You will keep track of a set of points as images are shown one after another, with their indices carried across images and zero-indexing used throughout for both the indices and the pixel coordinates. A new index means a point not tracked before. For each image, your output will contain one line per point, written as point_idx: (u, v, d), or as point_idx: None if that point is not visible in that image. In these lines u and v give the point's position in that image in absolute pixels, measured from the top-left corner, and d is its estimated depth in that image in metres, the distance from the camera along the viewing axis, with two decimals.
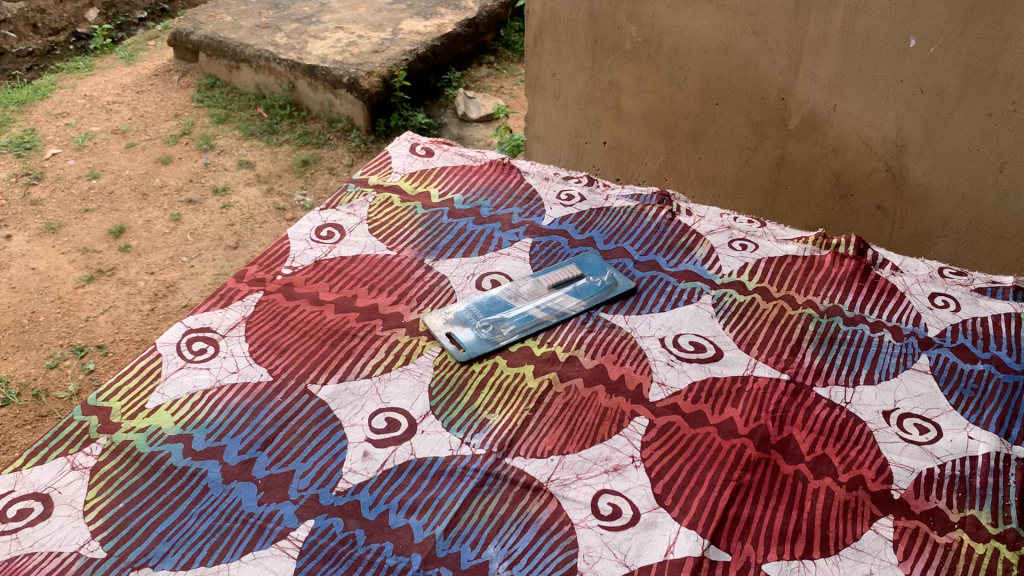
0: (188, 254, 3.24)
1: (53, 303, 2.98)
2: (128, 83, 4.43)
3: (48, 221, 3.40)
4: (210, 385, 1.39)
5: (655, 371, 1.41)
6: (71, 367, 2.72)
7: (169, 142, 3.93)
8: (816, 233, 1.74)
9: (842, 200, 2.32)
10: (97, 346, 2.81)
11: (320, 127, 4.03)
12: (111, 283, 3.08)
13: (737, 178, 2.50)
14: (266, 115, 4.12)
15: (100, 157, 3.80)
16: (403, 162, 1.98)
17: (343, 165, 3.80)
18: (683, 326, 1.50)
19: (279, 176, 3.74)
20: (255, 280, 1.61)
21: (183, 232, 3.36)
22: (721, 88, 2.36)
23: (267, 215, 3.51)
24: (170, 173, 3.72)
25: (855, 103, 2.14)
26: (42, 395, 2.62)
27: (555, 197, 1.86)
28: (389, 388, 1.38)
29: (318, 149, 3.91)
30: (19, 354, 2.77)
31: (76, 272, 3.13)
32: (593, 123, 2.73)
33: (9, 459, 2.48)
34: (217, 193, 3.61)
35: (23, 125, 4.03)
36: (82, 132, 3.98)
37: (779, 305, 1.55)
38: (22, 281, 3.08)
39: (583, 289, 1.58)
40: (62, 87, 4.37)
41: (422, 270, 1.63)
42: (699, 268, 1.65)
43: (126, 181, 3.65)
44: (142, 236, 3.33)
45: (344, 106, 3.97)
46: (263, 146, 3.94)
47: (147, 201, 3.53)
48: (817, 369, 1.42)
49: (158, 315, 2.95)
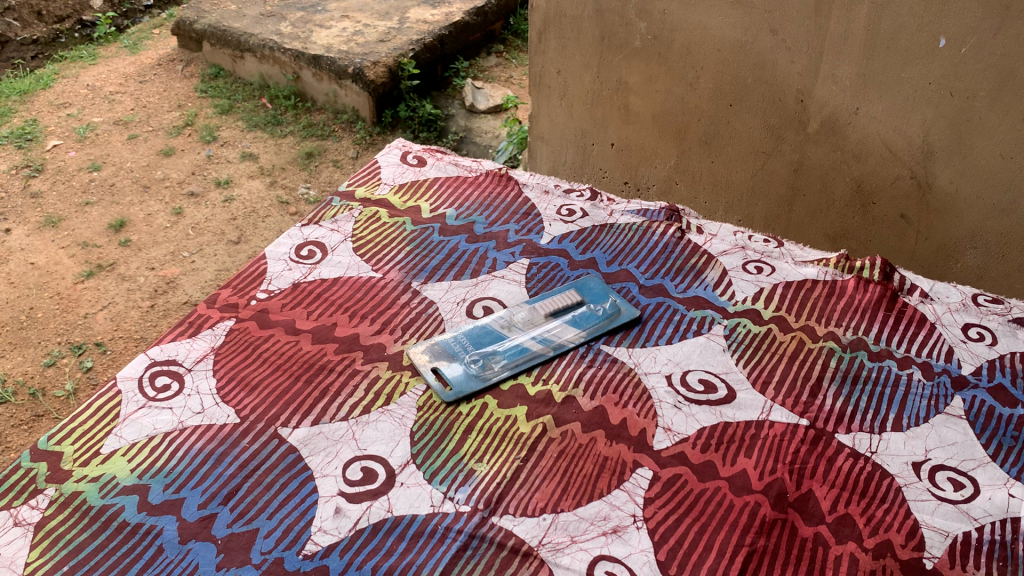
0: (188, 249, 3.13)
1: (51, 299, 2.87)
2: (132, 73, 4.31)
3: (47, 215, 3.28)
4: (172, 428, 1.27)
5: (661, 415, 1.27)
6: (69, 366, 2.62)
7: (171, 134, 3.81)
8: (839, 255, 1.60)
9: (862, 208, 2.18)
10: (96, 343, 2.70)
11: (324, 119, 3.90)
12: (111, 279, 2.97)
13: (753, 183, 2.35)
14: (271, 106, 3.99)
15: (101, 149, 3.69)
16: (393, 172, 1.84)
17: (348, 158, 3.68)
18: (691, 361, 1.37)
19: (283, 169, 3.61)
20: (227, 305, 1.48)
21: (184, 226, 3.25)
22: (735, 88, 2.22)
23: (270, 208, 3.39)
24: (171, 165, 3.60)
25: (878, 107, 2.00)
26: (40, 394, 2.52)
27: (555, 212, 1.72)
28: (366, 432, 1.25)
29: (322, 141, 3.79)
30: (16, 351, 2.67)
31: (75, 268, 3.01)
32: (600, 124, 2.59)
33: (4, 460, 2.39)
34: (219, 185, 3.49)
35: (25, 116, 3.91)
36: (84, 123, 3.87)
37: (797, 338, 1.42)
38: (21, 276, 2.97)
39: (582, 317, 1.45)
40: (65, 77, 4.26)
41: (408, 295, 1.50)
42: (710, 293, 1.51)
43: (127, 173, 3.53)
44: (143, 230, 3.22)
45: (349, 97, 3.84)
46: (268, 137, 3.82)
47: (149, 194, 3.41)
48: (839, 413, 1.29)
49: (157, 312, 2.84)
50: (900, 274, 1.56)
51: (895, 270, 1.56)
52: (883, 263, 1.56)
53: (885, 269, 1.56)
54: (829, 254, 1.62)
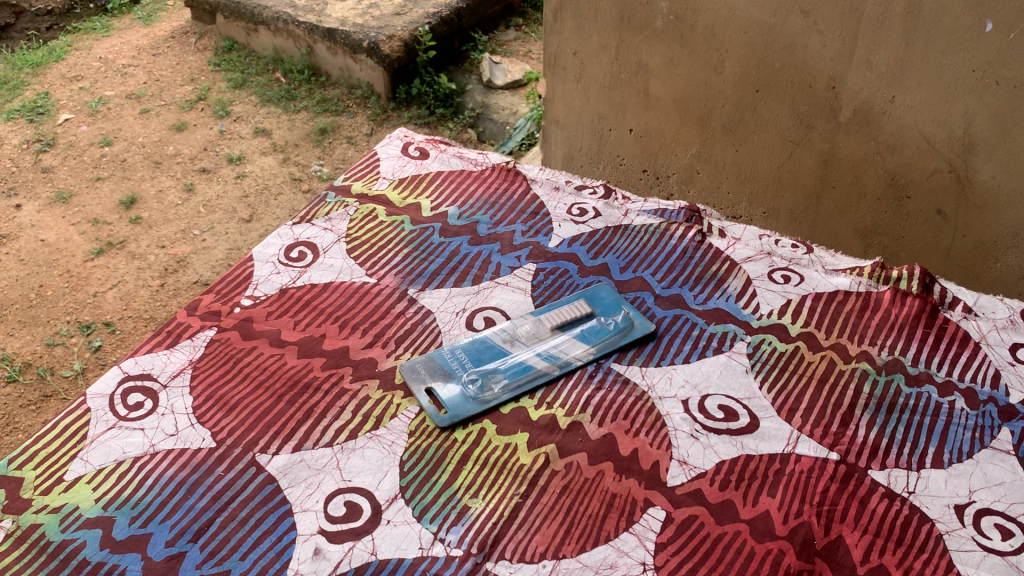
0: (199, 227, 3.03)
1: (61, 277, 2.79)
2: (144, 45, 4.19)
3: (58, 191, 3.19)
4: (142, 452, 1.17)
5: (676, 446, 1.16)
6: (78, 346, 2.55)
7: (184, 108, 3.70)
8: (874, 263, 1.47)
9: (896, 203, 2.02)
10: (105, 323, 2.63)
11: (339, 94, 3.77)
12: (121, 257, 2.88)
13: (779, 174, 2.20)
14: (284, 80, 3.86)
15: (113, 123, 3.58)
16: (393, 165, 1.72)
17: (362, 134, 3.55)
18: (711, 384, 1.25)
19: (296, 145, 3.49)
20: (208, 312, 1.38)
21: (196, 204, 3.15)
22: (763, 73, 2.06)
23: (283, 186, 3.28)
24: (183, 141, 3.49)
25: (917, 95, 1.84)
26: (47, 373, 2.46)
27: (565, 212, 1.59)
28: (352, 461, 1.14)
29: (337, 117, 3.65)
30: (24, 331, 2.60)
31: (86, 245, 2.92)
32: (619, 109, 2.44)
33: (13, 441, 2.33)
34: (231, 162, 3.38)
35: (37, 89, 3.82)
36: (96, 97, 3.76)
37: (827, 358, 1.29)
38: (30, 253, 2.89)
39: (592, 331, 1.32)
40: (78, 49, 4.15)
41: (405, 303, 1.39)
42: (732, 306, 1.39)
43: (139, 148, 3.43)
44: (154, 207, 3.12)
45: (364, 71, 3.70)
46: (281, 113, 3.69)
47: (161, 170, 3.31)
48: (872, 446, 1.16)
49: (168, 291, 2.75)
50: (940, 286, 1.43)
51: (935, 281, 1.43)
52: (922, 273, 1.43)
53: (925, 280, 1.42)
54: (864, 262, 1.49)
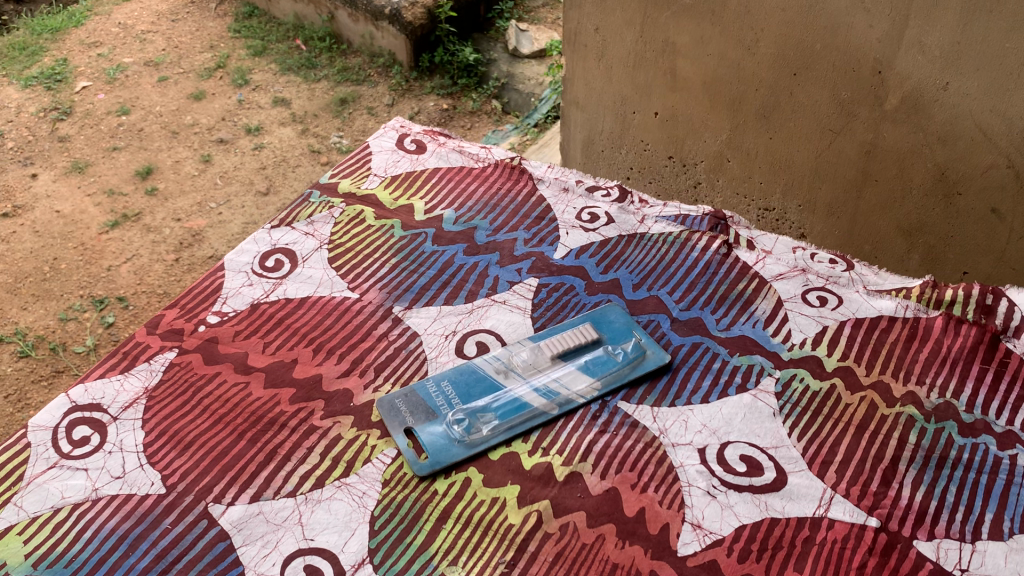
0: (216, 200, 2.90)
1: (75, 251, 2.67)
2: (164, 10, 4.01)
3: (74, 160, 3.07)
4: (83, 497, 1.03)
5: (689, 506, 1.00)
6: (90, 321, 2.45)
7: (202, 76, 3.54)
8: (923, 282, 1.27)
9: (945, 200, 1.73)
10: (118, 297, 2.52)
11: (360, 62, 3.58)
12: (136, 230, 2.75)
13: (816, 166, 1.89)
14: (305, 48, 3.69)
15: (131, 91, 3.43)
16: (385, 160, 1.56)
17: (383, 105, 3.38)
18: (732, 430, 1.08)
19: (315, 116, 3.32)
20: (170, 330, 1.24)
21: (212, 175, 3.01)
22: (801, 54, 1.75)
23: (301, 158, 3.12)
24: (201, 110, 3.34)
25: (975, 82, 1.55)
26: (60, 348, 2.37)
27: (574, 217, 1.43)
28: (316, 516, 1.00)
29: (357, 86, 3.47)
30: (37, 305, 2.50)
31: (100, 217, 2.80)
32: (642, 90, 2.11)
33: (24, 418, 2.24)
34: (249, 133, 3.23)
35: (56, 54, 3.66)
36: (114, 63, 3.60)
37: (867, 401, 1.12)
38: (45, 225, 2.78)
39: (597, 362, 1.16)
40: (98, 13, 3.97)
41: (388, 324, 1.24)
42: (760, 333, 1.22)
43: (156, 118, 3.28)
44: (170, 178, 2.99)
45: (386, 39, 3.52)
46: (301, 81, 3.52)
47: (178, 140, 3.18)
48: (918, 510, 1.00)
49: (183, 266, 2.63)
50: (1006, 303, 1.22)
51: (1000, 298, 1.23)
52: (982, 294, 1.24)
53: (985, 301, 1.23)
54: (912, 280, 1.30)
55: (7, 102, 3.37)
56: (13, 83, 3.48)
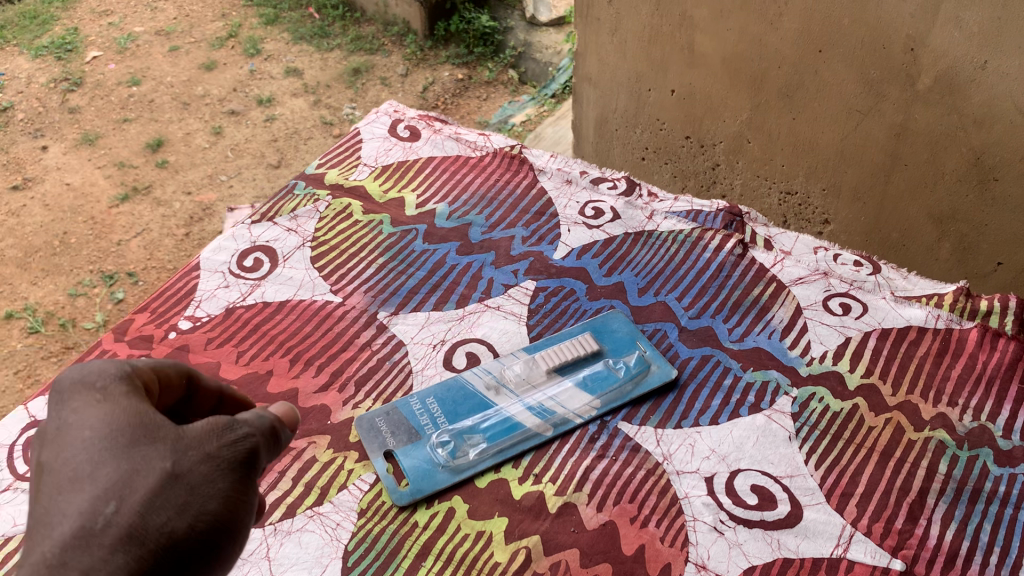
0: (226, 173, 2.81)
1: (85, 224, 2.59)
2: None
3: (85, 132, 2.98)
4: None
5: (693, 544, 0.91)
6: (100, 297, 2.37)
7: (213, 45, 3.42)
8: (957, 290, 1.17)
9: (980, 187, 1.58)
10: (128, 273, 2.43)
11: (374, 31, 3.47)
12: (146, 204, 2.66)
13: (842, 149, 1.76)
14: (318, 16, 3.57)
15: (141, 61, 3.33)
16: (377, 148, 1.46)
17: (397, 75, 3.25)
18: (743, 456, 0.99)
19: (327, 86, 3.21)
20: (139, 337, 1.15)
21: (223, 148, 2.92)
22: (827, 29, 1.61)
23: (313, 130, 3.02)
24: (213, 80, 3.24)
25: (1017, 60, 1.39)
26: (69, 324, 2.30)
27: (577, 212, 1.33)
28: (285, 550, 0.91)
29: (370, 56, 3.35)
30: (47, 279, 2.43)
31: (110, 190, 2.71)
32: (658, 66, 1.99)
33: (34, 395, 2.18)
34: (261, 104, 3.12)
35: (66, 23, 3.56)
36: (125, 32, 3.49)
37: (893, 423, 1.02)
38: (55, 198, 2.70)
39: (597, 378, 1.06)
40: None
41: (372, 331, 1.15)
42: (776, 345, 1.12)
43: (167, 89, 3.18)
44: (181, 150, 2.90)
45: (400, 7, 3.40)
46: (313, 51, 3.40)
47: (188, 111, 3.08)
48: (949, 552, 0.90)
49: (193, 241, 2.54)
50: None
51: None
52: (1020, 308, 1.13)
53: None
54: (945, 286, 1.19)
55: (17, 72, 3.28)
56: (22, 52, 3.38)
